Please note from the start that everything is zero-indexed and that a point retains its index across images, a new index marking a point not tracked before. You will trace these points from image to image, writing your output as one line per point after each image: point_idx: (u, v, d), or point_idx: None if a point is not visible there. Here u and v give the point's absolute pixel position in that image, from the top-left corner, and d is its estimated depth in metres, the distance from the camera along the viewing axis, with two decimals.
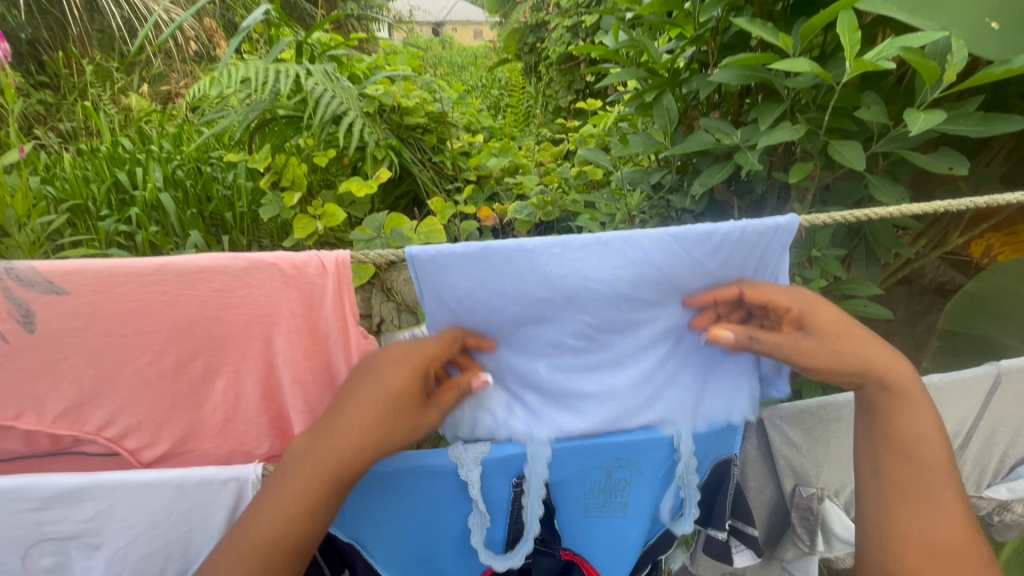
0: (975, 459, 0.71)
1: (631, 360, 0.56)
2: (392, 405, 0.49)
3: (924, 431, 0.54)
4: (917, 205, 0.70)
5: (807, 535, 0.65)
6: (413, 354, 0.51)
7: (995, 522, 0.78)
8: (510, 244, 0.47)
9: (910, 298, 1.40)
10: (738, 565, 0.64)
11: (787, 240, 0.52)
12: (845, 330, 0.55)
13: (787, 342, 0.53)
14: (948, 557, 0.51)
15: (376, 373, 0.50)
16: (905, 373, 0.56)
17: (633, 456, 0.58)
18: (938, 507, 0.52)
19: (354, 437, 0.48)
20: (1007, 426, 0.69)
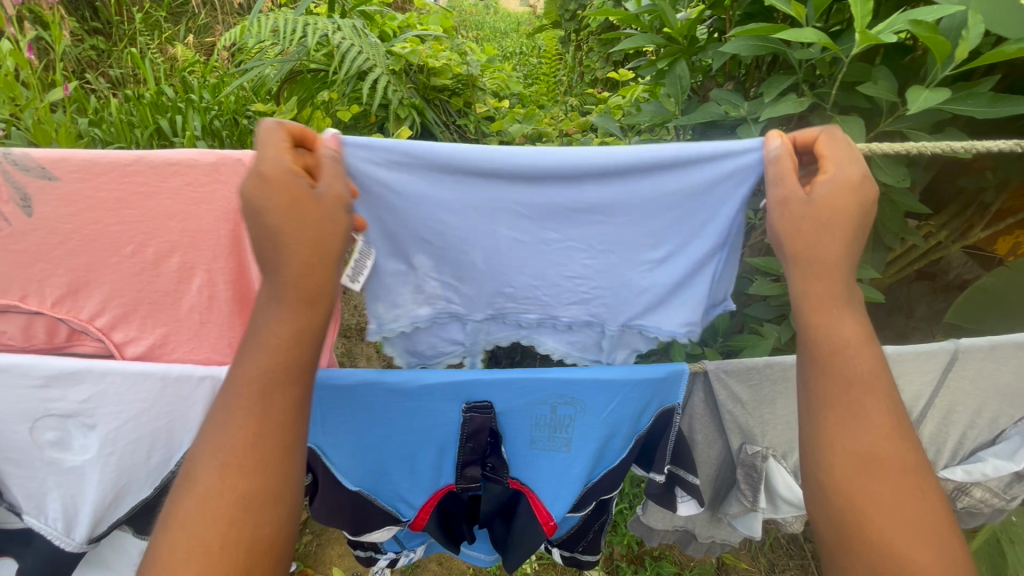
0: (931, 436, 0.74)
1: (562, 282, 0.69)
2: (294, 201, 0.51)
3: (844, 344, 0.54)
4: (890, 145, 0.69)
5: (750, 493, 0.69)
6: (276, 156, 0.52)
7: (958, 507, 0.82)
8: (435, 144, 0.59)
9: (931, 295, 1.35)
10: (681, 512, 0.70)
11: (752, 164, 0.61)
12: (846, 216, 0.55)
13: (791, 184, 0.56)
14: (883, 469, 0.52)
15: (261, 202, 0.51)
16: (820, 292, 0.55)
17: (578, 395, 0.59)
18: (863, 421, 0.53)
19: (298, 265, 0.51)
20: (965, 408, 0.71)
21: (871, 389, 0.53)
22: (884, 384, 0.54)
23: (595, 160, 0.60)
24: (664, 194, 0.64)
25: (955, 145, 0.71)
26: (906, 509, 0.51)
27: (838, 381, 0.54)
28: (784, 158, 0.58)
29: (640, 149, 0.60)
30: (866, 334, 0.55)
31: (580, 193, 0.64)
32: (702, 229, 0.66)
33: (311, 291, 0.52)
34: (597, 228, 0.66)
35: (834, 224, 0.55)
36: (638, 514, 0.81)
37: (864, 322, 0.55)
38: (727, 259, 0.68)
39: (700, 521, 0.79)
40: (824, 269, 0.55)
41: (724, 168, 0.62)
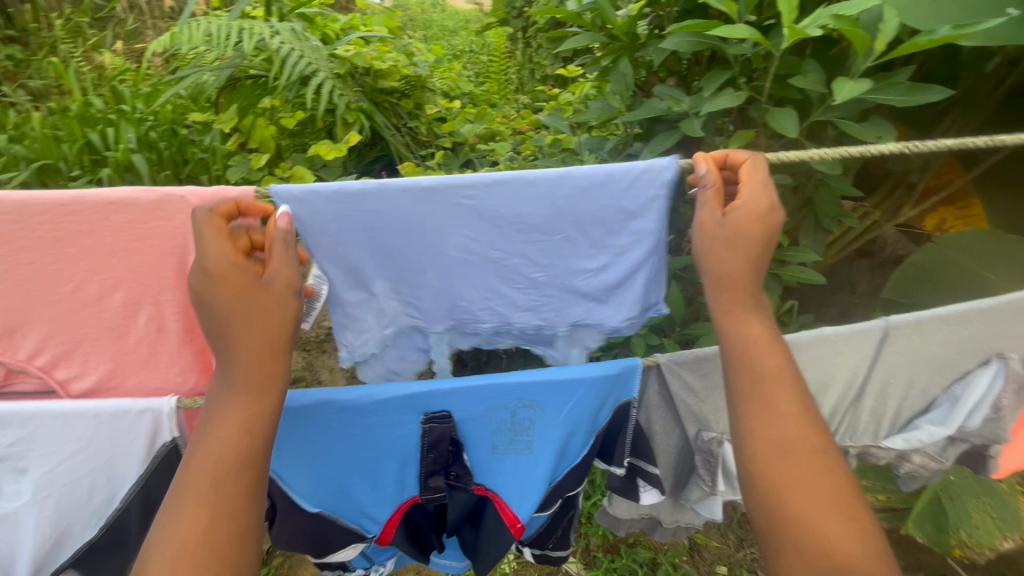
0: (872, 409, 0.78)
1: (515, 297, 0.71)
2: (243, 293, 0.54)
3: (754, 342, 0.59)
4: (790, 153, 0.73)
5: (709, 476, 0.72)
6: (221, 249, 0.54)
7: (901, 472, 0.87)
8: (364, 183, 0.61)
9: (871, 271, 1.43)
10: (645, 501, 0.71)
11: (669, 177, 0.65)
12: (753, 243, 0.60)
13: (706, 214, 0.61)
14: (796, 451, 0.55)
15: (209, 293, 0.54)
16: (728, 293, 0.61)
17: (536, 398, 0.60)
18: (775, 409, 0.57)
19: (251, 348, 0.53)
20: (900, 380, 0.76)
21: (779, 379, 0.57)
22: (791, 374, 0.58)
23: (518, 182, 0.64)
24: (593, 209, 0.67)
25: (854, 149, 0.74)
26: (824, 487, 0.54)
27: (751, 374, 0.58)
28: (711, 180, 0.62)
29: (562, 172, 0.64)
30: (771, 332, 0.60)
31: (517, 212, 0.66)
32: (634, 238, 0.69)
33: (264, 374, 0.54)
34: (540, 239, 0.68)
35: (736, 253, 0.60)
36: (605, 505, 0.82)
37: (769, 323, 0.61)
38: (656, 266, 0.71)
39: (664, 507, 0.81)
40: (733, 279, 0.61)
41: (642, 182, 0.65)
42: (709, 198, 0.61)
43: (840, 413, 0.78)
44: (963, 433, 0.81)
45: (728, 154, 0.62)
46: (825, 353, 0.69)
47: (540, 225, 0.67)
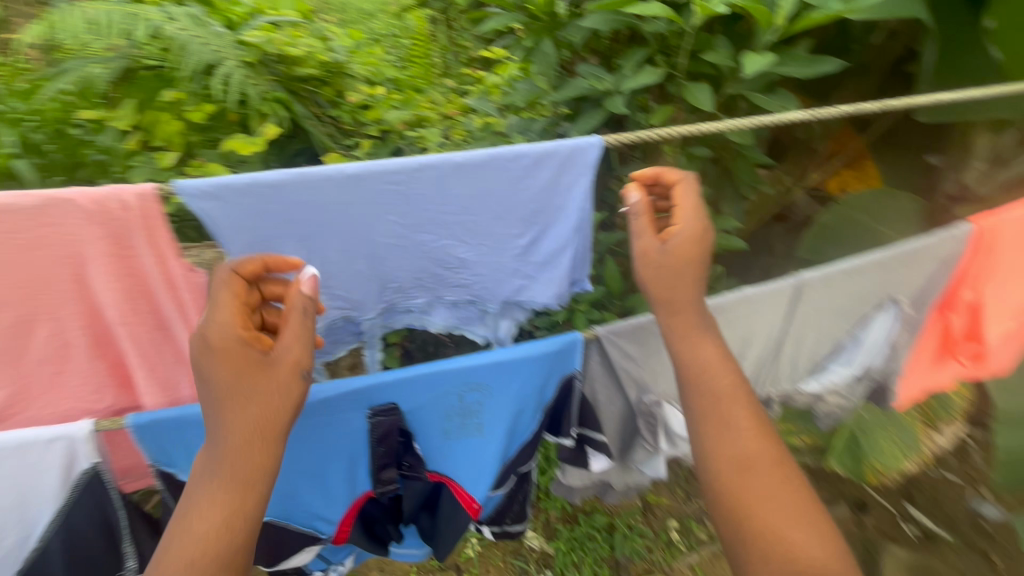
0: (791, 360, 0.86)
1: (446, 276, 0.74)
2: (250, 376, 0.53)
3: (706, 363, 0.63)
4: (707, 125, 0.76)
5: (652, 437, 0.76)
6: (232, 323, 0.54)
7: (820, 414, 0.96)
8: (282, 174, 0.59)
9: (787, 234, 1.52)
10: (594, 467, 0.75)
11: (588, 156, 0.68)
12: (689, 265, 0.64)
13: (646, 239, 0.64)
14: (755, 468, 0.59)
15: (210, 366, 0.53)
16: (679, 318, 0.64)
17: (482, 380, 0.60)
18: (731, 427, 0.60)
19: (242, 430, 0.52)
20: (812, 331, 0.83)
21: (734, 398, 0.61)
22: (744, 393, 0.63)
23: (444, 166, 0.65)
24: (519, 189, 0.69)
25: (765, 119, 0.79)
26: (784, 499, 0.57)
27: (708, 397, 0.61)
28: (641, 210, 0.64)
29: (486, 153, 0.65)
30: (722, 352, 0.64)
31: (446, 194, 0.67)
32: (559, 217, 0.72)
33: (259, 460, 0.52)
34: (469, 219, 0.69)
35: (679, 277, 0.64)
36: (559, 476, 0.85)
37: (720, 344, 0.65)
38: (582, 244, 0.75)
39: (613, 472, 0.84)
40: (682, 297, 0.64)
41: (566, 161, 0.68)
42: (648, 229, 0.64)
43: (764, 366, 0.85)
44: (866, 372, 0.91)
45: (664, 172, 0.64)
46: (745, 312, 0.74)
47: (469, 206, 0.68)
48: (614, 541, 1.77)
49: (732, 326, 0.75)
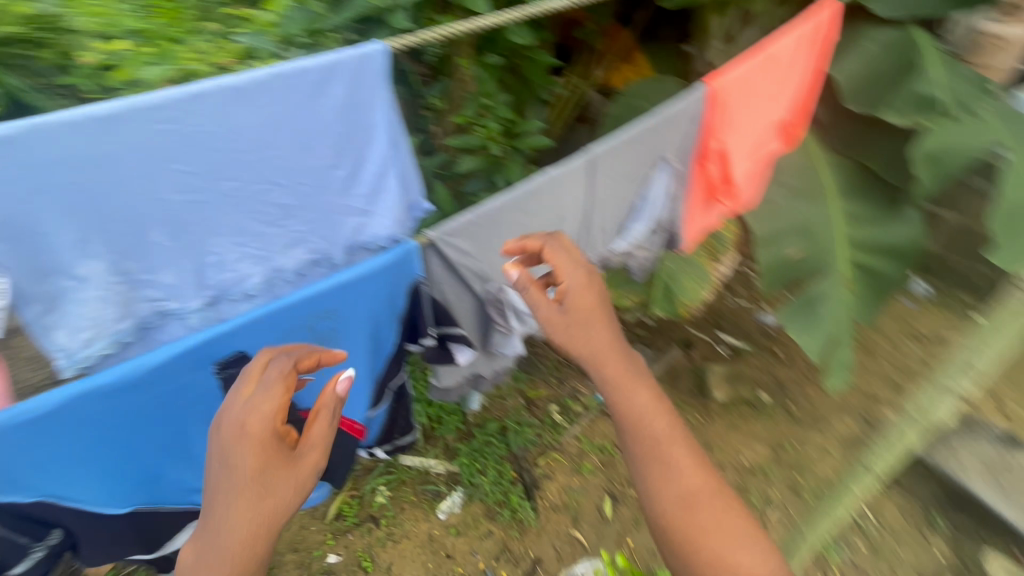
0: (598, 225, 1.02)
1: (262, 230, 0.82)
2: (280, 468, 0.73)
3: (643, 413, 0.84)
4: (487, 18, 0.80)
5: (501, 317, 0.90)
6: (274, 420, 0.73)
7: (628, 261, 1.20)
8: (55, 120, 0.62)
9: (589, 133, 1.71)
10: (461, 360, 0.89)
11: (371, 62, 0.78)
12: (589, 319, 0.85)
13: (540, 302, 0.82)
14: (695, 502, 0.80)
15: (244, 455, 0.71)
16: (616, 376, 0.85)
17: (325, 307, 0.75)
18: (672, 469, 0.81)
19: (248, 521, 0.72)
20: (609, 197, 0.98)
21: (672, 442, 0.82)
22: (678, 434, 0.84)
23: (225, 94, 0.71)
24: (316, 114, 0.78)
25: (533, 9, 0.84)
26: (717, 525, 0.79)
27: (650, 444, 0.82)
28: (525, 282, 0.82)
29: (267, 72, 0.72)
30: (656, 399, 0.85)
31: (238, 133, 0.73)
32: (363, 139, 0.84)
33: (267, 534, 0.73)
34: (271, 161, 0.78)
35: (581, 327, 0.85)
36: (432, 382, 0.96)
37: (656, 394, 0.86)
38: (401, 164, 0.90)
39: (480, 360, 0.96)
40: (611, 359, 0.85)
41: (354, 72, 0.77)
42: (545, 303, 0.84)
43: (579, 235, 1.00)
44: (654, 223, 1.13)
45: (526, 241, 0.81)
46: (551, 195, 0.84)
47: (263, 149, 0.76)
48: (507, 438, 2.04)
49: (540, 212, 0.86)
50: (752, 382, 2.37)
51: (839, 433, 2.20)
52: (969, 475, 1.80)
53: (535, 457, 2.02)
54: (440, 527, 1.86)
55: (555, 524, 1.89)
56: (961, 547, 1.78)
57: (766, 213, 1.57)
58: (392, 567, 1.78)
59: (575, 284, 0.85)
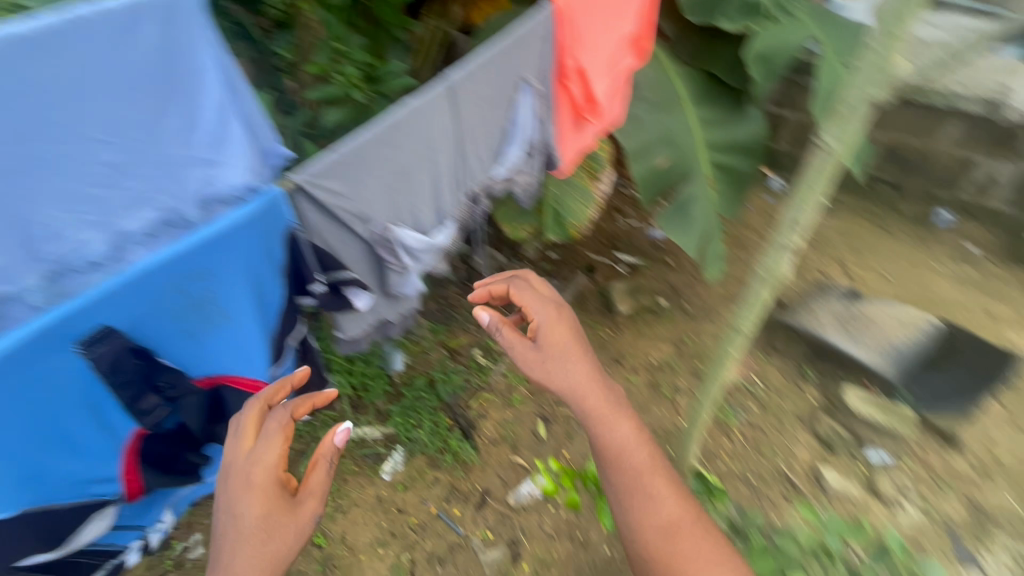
0: (475, 154, 1.13)
1: (103, 182, 0.90)
2: (285, 512, 0.94)
3: (626, 441, 1.06)
4: None
5: (394, 257, 1.01)
6: (278, 469, 0.97)
7: (518, 186, 1.32)
8: None
9: None
10: (361, 303, 1.01)
11: (167, 10, 0.91)
12: (560, 352, 1.17)
13: (518, 343, 1.19)
14: (677, 531, 1.00)
15: (252, 498, 0.93)
16: (597, 407, 1.10)
17: (200, 269, 0.82)
18: (651, 498, 1.02)
19: (255, 562, 0.90)
20: (480, 126, 1.07)
21: (652, 472, 1.04)
22: (660, 468, 1.06)
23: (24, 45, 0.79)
24: (130, 65, 0.90)
25: None
26: (699, 555, 0.99)
27: (631, 471, 1.04)
28: (498, 325, 1.19)
29: (60, 22, 0.81)
30: (638, 433, 1.08)
31: (38, 85, 0.82)
32: (186, 90, 0.97)
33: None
34: (102, 129, 0.89)
35: (556, 363, 1.15)
36: (339, 335, 1.10)
37: (640, 431, 1.09)
38: (230, 111, 1.02)
39: (381, 304, 1.10)
40: (591, 393, 1.11)
41: (149, 19, 0.90)
42: (518, 341, 1.19)
43: (461, 164, 1.09)
44: (531, 148, 1.24)
45: (492, 287, 1.26)
46: (417, 125, 0.90)
47: (91, 116, 0.88)
48: (437, 389, 2.11)
49: (411, 135, 0.91)
50: (651, 292, 2.61)
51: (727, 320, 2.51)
52: (825, 326, 2.23)
53: (467, 401, 2.13)
54: (387, 487, 1.90)
55: (497, 456, 1.99)
56: (827, 387, 2.14)
57: (632, 127, 1.69)
58: (346, 536, 1.79)
59: (547, 328, 1.20)
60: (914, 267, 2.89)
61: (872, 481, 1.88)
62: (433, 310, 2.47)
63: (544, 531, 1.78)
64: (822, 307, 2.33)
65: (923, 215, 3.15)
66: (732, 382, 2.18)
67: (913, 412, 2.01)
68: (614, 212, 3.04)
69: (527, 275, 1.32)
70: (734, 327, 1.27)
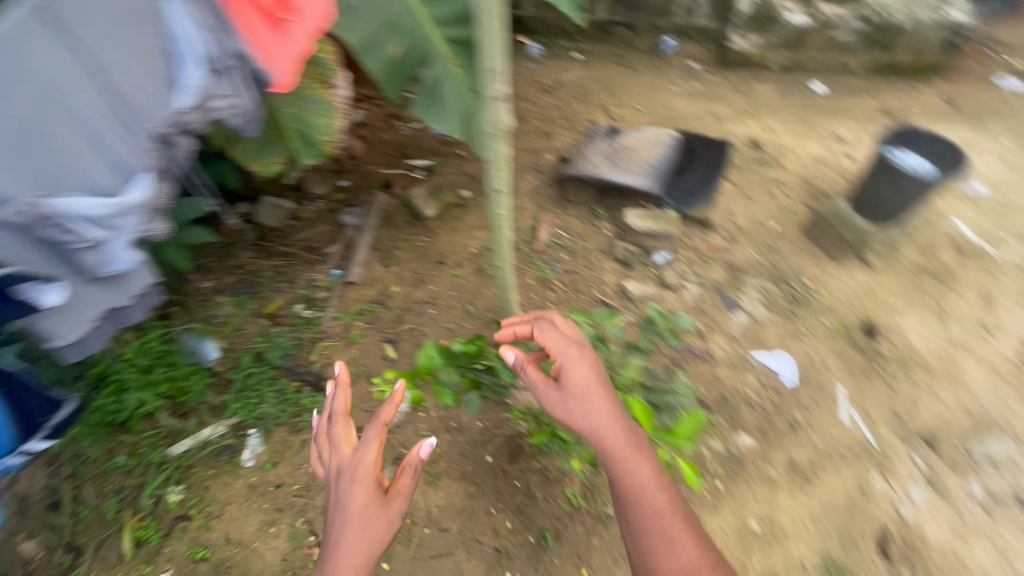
0: (141, 83, 1.16)
1: None
2: (379, 505, 1.20)
3: (645, 483, 1.22)
4: None
5: (55, 235, 1.11)
6: (374, 469, 1.24)
7: (225, 112, 1.33)
8: None
9: None
10: (47, 302, 1.20)
11: None
12: (580, 394, 1.30)
13: (540, 385, 1.34)
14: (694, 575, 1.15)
15: (352, 486, 1.21)
16: (619, 445, 1.25)
17: None
18: (673, 545, 1.17)
19: (359, 541, 1.16)
20: (123, 50, 1.11)
21: (670, 519, 1.20)
22: (679, 513, 1.22)
23: None
24: None
25: None
26: None
27: (651, 515, 1.20)
28: (522, 367, 1.35)
29: None
30: (658, 476, 1.24)
31: None
32: None
33: (370, 555, 1.17)
34: None
35: (574, 402, 1.30)
36: (58, 340, 1.27)
37: (662, 475, 1.25)
38: None
39: (82, 286, 1.24)
40: (613, 432, 1.26)
41: None
42: (543, 380, 1.35)
43: (119, 95, 1.13)
44: (213, 64, 1.24)
45: (521, 331, 1.44)
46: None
47: None
48: (266, 358, 2.03)
49: (3, 59, 0.99)
50: (452, 187, 2.66)
51: (525, 189, 2.68)
52: (596, 165, 2.53)
53: (308, 356, 2.08)
54: (256, 472, 1.83)
55: (357, 393, 2.01)
56: (615, 218, 2.49)
57: (348, 20, 1.58)
58: (231, 535, 1.72)
59: (571, 368, 1.34)
60: (658, 93, 3.33)
61: (662, 277, 2.28)
62: (233, 283, 2.27)
63: (421, 434, 1.84)
64: (593, 150, 2.63)
65: (655, 45, 3.58)
66: (543, 242, 2.43)
67: (676, 213, 2.45)
68: (391, 120, 2.98)
69: (552, 315, 1.48)
70: (493, 190, 1.28)
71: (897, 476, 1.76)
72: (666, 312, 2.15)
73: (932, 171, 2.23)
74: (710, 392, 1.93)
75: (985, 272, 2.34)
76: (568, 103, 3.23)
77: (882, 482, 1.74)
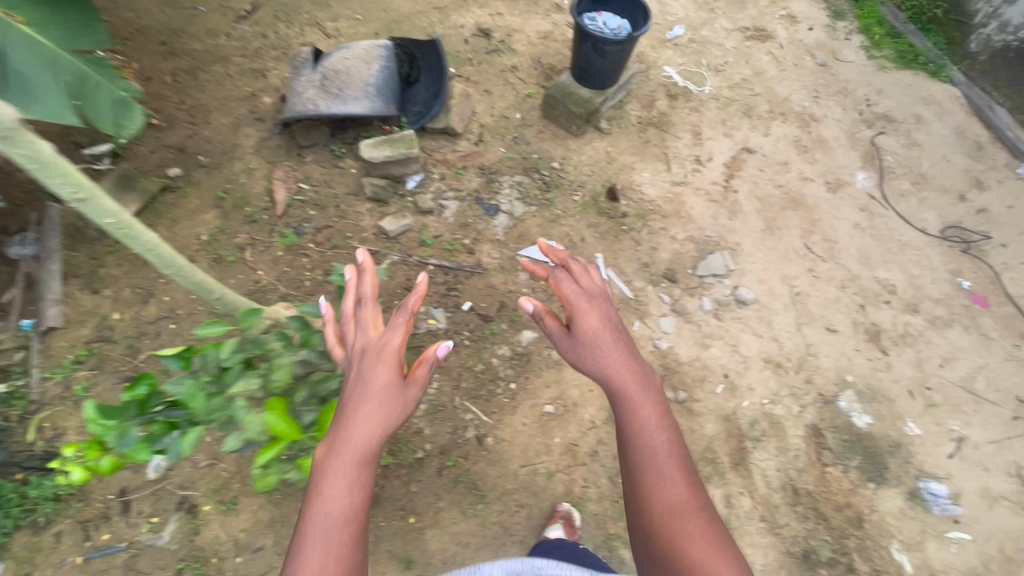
0: None
1: None
2: (400, 386, 0.90)
3: (647, 421, 0.97)
4: None
5: None
6: (399, 353, 0.94)
7: None
8: None
9: None
10: None
11: None
12: (592, 331, 1.10)
13: (552, 325, 1.15)
14: (683, 516, 0.88)
15: (373, 361, 0.91)
16: (619, 373, 1.04)
17: None
18: (668, 481, 0.92)
19: (367, 423, 0.85)
20: None
21: (670, 454, 0.95)
22: (683, 452, 0.96)
23: None
24: None
25: None
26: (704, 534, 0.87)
27: (648, 450, 0.94)
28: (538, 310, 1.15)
29: None
30: (665, 411, 1.00)
31: None
32: None
33: (380, 439, 0.86)
34: None
35: (584, 340, 1.10)
36: None
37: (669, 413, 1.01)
38: None
39: None
40: (619, 367, 1.04)
41: None
42: (555, 326, 1.15)
43: None
44: None
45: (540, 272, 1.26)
46: None
47: None
48: None
49: None
50: (151, 170, 2.17)
51: (246, 147, 2.29)
52: (314, 102, 2.19)
53: (23, 439, 1.66)
54: None
55: None
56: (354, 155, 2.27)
57: None
58: None
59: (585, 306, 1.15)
60: None
61: (418, 204, 2.18)
62: None
63: (199, 467, 1.67)
64: (301, 83, 2.26)
65: None
66: (283, 203, 2.14)
67: (413, 130, 2.31)
68: None
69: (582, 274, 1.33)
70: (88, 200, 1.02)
71: (651, 316, 2.02)
72: (428, 240, 2.09)
73: (625, 32, 2.35)
74: (487, 305, 1.97)
75: (693, 110, 2.63)
76: (272, 27, 2.72)
77: (641, 326, 1.99)
